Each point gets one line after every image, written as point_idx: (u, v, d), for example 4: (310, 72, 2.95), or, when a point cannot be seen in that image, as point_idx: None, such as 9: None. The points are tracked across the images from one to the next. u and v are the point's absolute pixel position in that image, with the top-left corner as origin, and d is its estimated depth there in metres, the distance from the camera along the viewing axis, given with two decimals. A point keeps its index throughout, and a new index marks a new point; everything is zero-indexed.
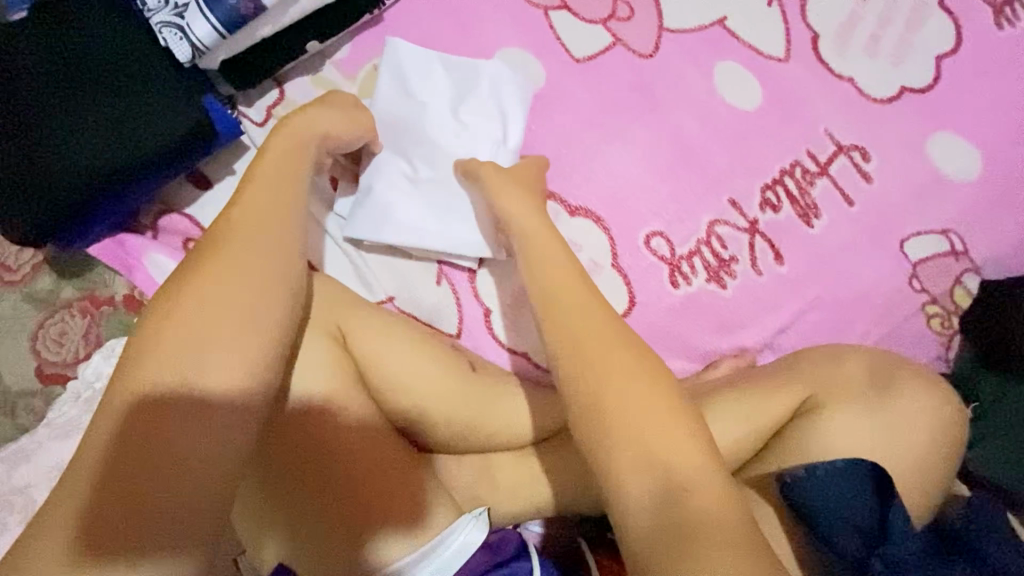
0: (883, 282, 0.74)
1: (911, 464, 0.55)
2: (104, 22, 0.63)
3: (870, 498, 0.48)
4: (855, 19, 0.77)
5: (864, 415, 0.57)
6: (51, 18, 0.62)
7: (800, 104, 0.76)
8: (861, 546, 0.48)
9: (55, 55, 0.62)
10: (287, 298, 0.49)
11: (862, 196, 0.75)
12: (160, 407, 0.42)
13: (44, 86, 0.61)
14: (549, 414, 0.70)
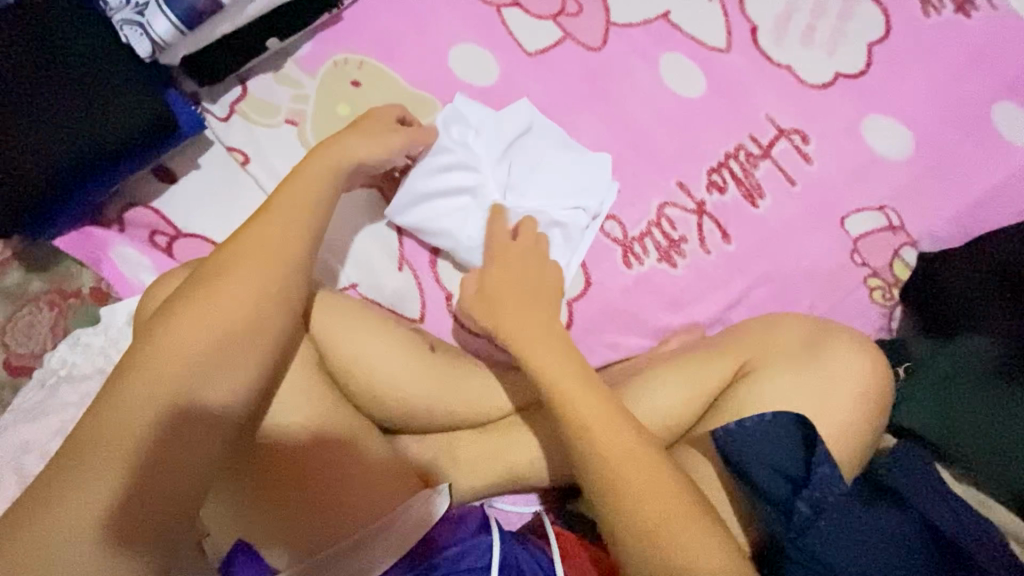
0: (824, 259, 0.77)
1: (841, 423, 0.58)
2: (67, 18, 0.65)
3: (796, 447, 0.53)
4: (791, 10, 0.81)
5: (797, 378, 0.59)
6: (15, 14, 0.64)
7: (742, 92, 0.79)
8: (787, 490, 0.52)
9: (18, 49, 0.64)
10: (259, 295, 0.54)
11: (804, 177, 0.78)
12: (143, 399, 0.47)
13: (7, 79, 0.63)
14: (506, 392, 0.72)
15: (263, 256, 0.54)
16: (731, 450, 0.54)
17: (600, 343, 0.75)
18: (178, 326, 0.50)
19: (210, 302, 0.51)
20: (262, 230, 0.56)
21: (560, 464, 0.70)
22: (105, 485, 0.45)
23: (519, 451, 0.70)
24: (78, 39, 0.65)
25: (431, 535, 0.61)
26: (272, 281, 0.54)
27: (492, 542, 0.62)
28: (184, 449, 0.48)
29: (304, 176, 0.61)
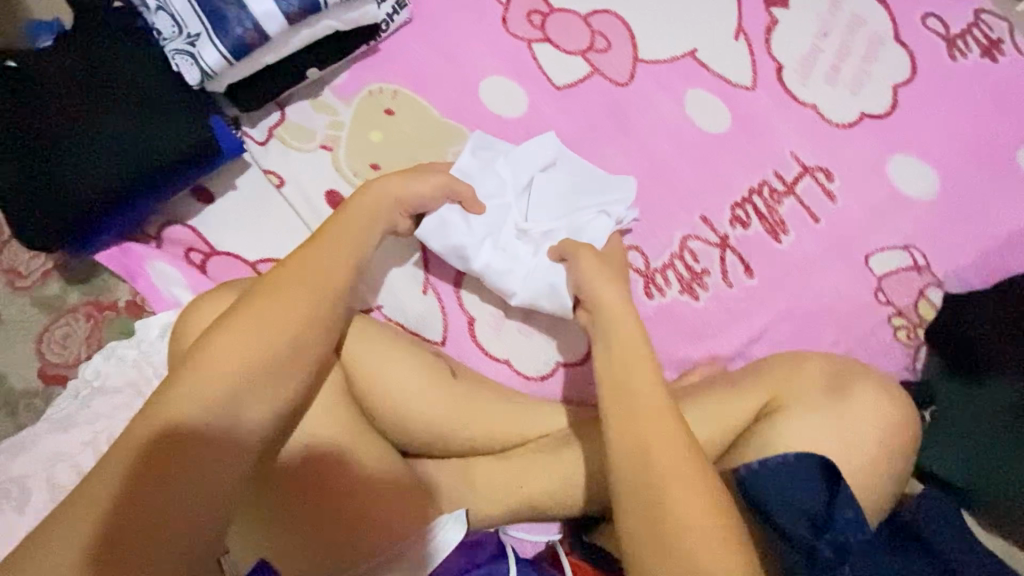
0: (848, 296, 0.77)
1: (862, 464, 0.58)
2: (122, 46, 0.68)
3: (820, 487, 0.53)
4: (816, 51, 0.82)
5: (821, 416, 0.59)
6: (77, 44, 0.68)
7: (767, 129, 0.80)
8: (809, 531, 0.52)
9: (77, 76, 0.67)
10: (298, 327, 0.55)
11: (828, 215, 0.78)
12: (188, 410, 0.49)
13: (66, 103, 0.67)
14: (525, 419, 0.73)
15: (310, 287, 0.57)
16: (752, 489, 0.54)
17: None
18: (225, 343, 0.52)
19: (248, 327, 0.53)
20: (313, 259, 0.58)
21: (577, 493, 0.70)
22: (145, 490, 0.46)
23: (536, 478, 0.70)
24: (135, 66, 0.68)
25: (448, 562, 0.61)
26: (309, 305, 0.56)
27: (508, 570, 0.62)
28: (223, 458, 0.49)
29: (350, 212, 0.63)
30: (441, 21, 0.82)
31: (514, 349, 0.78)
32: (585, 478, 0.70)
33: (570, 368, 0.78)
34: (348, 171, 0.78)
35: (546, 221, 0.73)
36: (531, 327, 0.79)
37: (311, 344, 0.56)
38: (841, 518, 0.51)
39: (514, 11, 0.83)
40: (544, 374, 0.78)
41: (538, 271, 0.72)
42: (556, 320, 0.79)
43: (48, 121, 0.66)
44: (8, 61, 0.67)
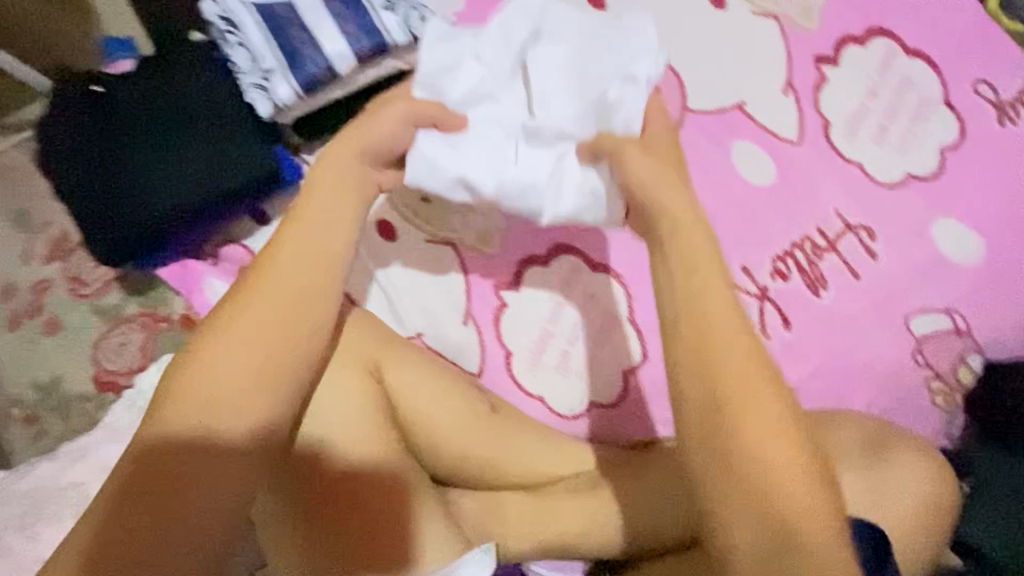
0: (885, 356, 0.77)
1: (899, 529, 0.58)
2: (201, 77, 0.72)
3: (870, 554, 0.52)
4: (863, 110, 0.83)
5: (860, 478, 0.59)
6: (159, 72, 0.72)
7: (811, 184, 0.81)
8: None
9: (157, 102, 0.71)
10: (289, 317, 0.51)
11: (869, 273, 0.79)
12: (189, 419, 0.47)
13: (145, 127, 0.70)
14: (557, 458, 0.74)
15: (299, 270, 0.53)
16: None
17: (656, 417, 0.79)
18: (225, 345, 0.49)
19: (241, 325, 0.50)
20: (299, 238, 0.53)
21: (604, 536, 0.70)
22: (158, 506, 0.46)
23: (563, 519, 0.70)
24: (211, 95, 0.72)
25: None
26: (309, 307, 0.52)
27: None
28: (231, 468, 0.48)
29: (333, 177, 0.56)
30: None
31: (548, 385, 0.80)
32: (614, 521, 0.70)
33: (602, 408, 0.80)
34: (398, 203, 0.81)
35: (551, 120, 0.64)
36: (567, 367, 0.80)
37: (303, 344, 0.51)
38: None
39: None
40: (575, 413, 0.79)
41: (553, 172, 0.63)
42: (590, 362, 0.80)
43: (125, 142, 0.70)
44: (93, 86, 0.71)
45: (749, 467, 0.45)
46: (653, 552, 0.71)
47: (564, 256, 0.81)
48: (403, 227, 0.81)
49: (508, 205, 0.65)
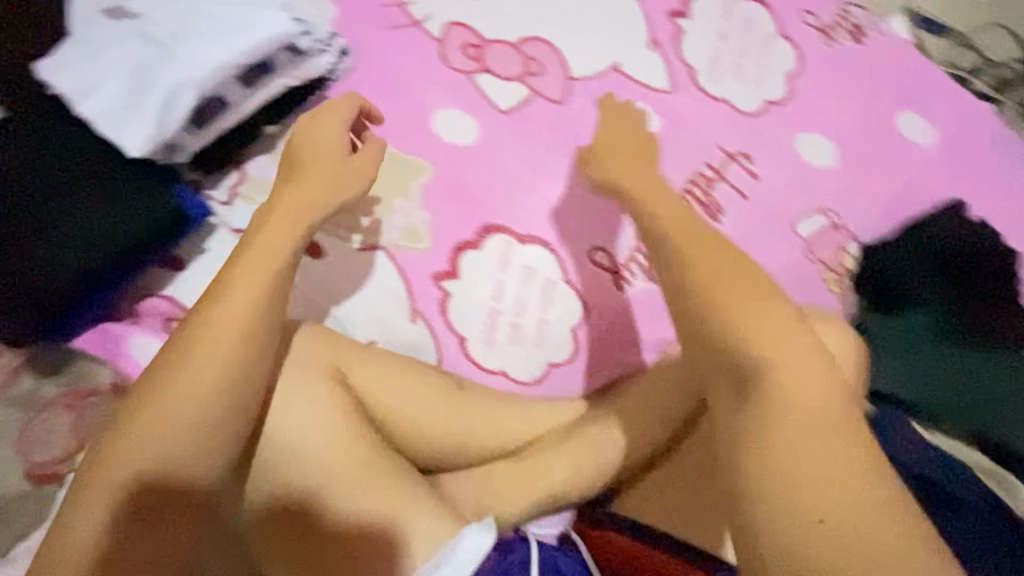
0: (785, 259, 0.87)
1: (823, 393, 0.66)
2: (81, 129, 0.68)
3: None
4: (718, 52, 0.94)
5: None
6: (28, 127, 0.67)
7: (690, 125, 0.91)
8: None
9: (33, 161, 0.66)
10: (257, 356, 0.58)
11: (755, 192, 0.90)
12: (158, 443, 0.53)
13: (24, 190, 0.66)
14: (527, 421, 0.78)
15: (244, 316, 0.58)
16: None
17: (610, 361, 0.84)
18: (143, 435, 0.53)
19: (200, 359, 0.56)
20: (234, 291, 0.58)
21: (592, 477, 0.76)
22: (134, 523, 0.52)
23: (547, 473, 0.75)
24: (99, 147, 0.68)
25: (488, 564, 0.65)
26: (234, 388, 0.56)
27: (531, 553, 0.68)
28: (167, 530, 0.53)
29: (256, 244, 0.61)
30: (382, 64, 0.87)
31: (506, 358, 0.83)
32: (600, 459, 0.76)
33: (563, 366, 0.83)
34: (329, 226, 0.82)
35: (224, 13, 0.69)
36: (519, 338, 0.83)
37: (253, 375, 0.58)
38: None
39: (449, 47, 0.89)
40: (538, 377, 0.83)
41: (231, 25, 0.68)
42: (541, 327, 0.83)
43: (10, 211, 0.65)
44: None
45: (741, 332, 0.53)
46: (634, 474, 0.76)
47: (495, 235, 0.84)
48: (329, 242, 0.80)
49: (208, 88, 0.66)
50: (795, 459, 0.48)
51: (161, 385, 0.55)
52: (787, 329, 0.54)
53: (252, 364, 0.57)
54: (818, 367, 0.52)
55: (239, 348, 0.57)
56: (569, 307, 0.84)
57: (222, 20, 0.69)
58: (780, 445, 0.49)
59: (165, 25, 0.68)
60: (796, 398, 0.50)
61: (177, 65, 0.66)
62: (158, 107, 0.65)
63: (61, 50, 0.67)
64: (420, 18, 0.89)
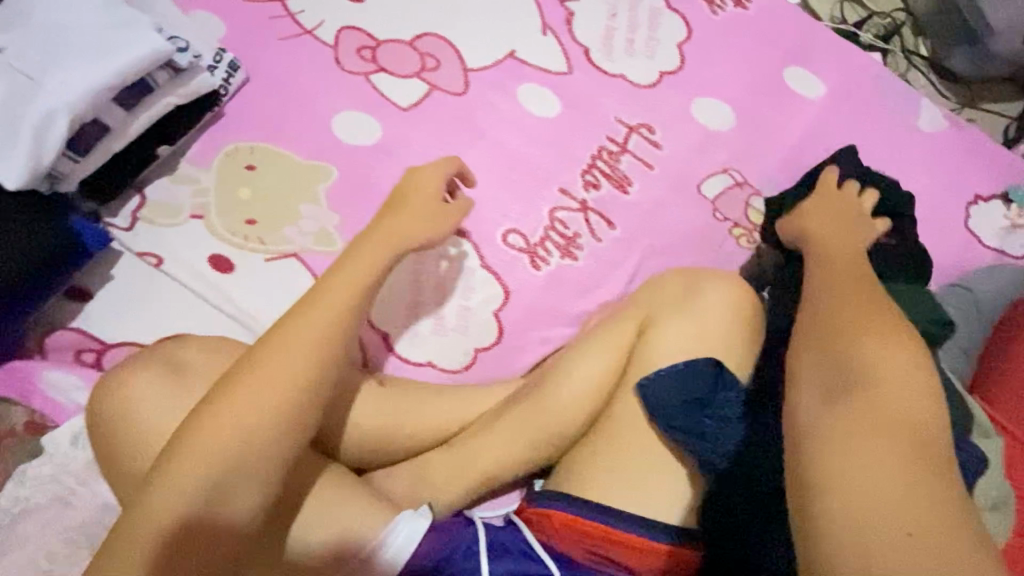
0: (694, 221, 0.90)
1: (723, 341, 0.68)
2: None
3: (696, 386, 0.65)
4: (610, 30, 0.97)
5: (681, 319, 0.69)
6: None
7: (590, 103, 0.93)
8: (695, 417, 0.65)
9: None
10: (301, 384, 0.57)
11: (659, 161, 0.92)
12: (217, 456, 0.53)
13: None
14: (454, 410, 0.77)
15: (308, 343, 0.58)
16: (650, 391, 0.66)
17: (534, 340, 0.84)
18: (173, 484, 0.52)
19: (260, 378, 0.56)
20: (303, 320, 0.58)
21: (525, 453, 0.73)
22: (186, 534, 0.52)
23: (477, 458, 0.73)
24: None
25: (425, 547, 0.66)
26: (291, 414, 0.56)
27: (478, 531, 0.69)
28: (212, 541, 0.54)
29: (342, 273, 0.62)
30: (277, 74, 0.87)
31: (431, 349, 0.82)
32: (530, 439, 0.72)
33: (489, 350, 0.83)
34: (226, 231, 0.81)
35: (92, 29, 0.68)
36: (443, 327, 0.83)
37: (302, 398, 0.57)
38: (708, 431, 0.64)
39: (344, 51, 0.89)
40: (466, 363, 0.83)
41: (95, 49, 0.67)
42: (462, 314, 0.84)
43: None
44: None
45: (849, 326, 0.49)
46: (578, 447, 0.72)
47: None
48: (238, 255, 0.80)
49: (84, 110, 0.66)
50: (885, 467, 0.41)
51: (201, 419, 0.54)
52: (895, 342, 0.48)
53: (308, 404, 0.57)
54: (918, 382, 0.46)
55: (287, 370, 0.56)
56: (489, 292, 0.85)
57: (85, 42, 0.67)
58: (866, 451, 0.42)
59: (24, 49, 0.66)
60: (894, 410, 0.44)
61: (41, 93, 0.64)
62: (25, 138, 0.63)
63: None
64: (311, 25, 0.90)
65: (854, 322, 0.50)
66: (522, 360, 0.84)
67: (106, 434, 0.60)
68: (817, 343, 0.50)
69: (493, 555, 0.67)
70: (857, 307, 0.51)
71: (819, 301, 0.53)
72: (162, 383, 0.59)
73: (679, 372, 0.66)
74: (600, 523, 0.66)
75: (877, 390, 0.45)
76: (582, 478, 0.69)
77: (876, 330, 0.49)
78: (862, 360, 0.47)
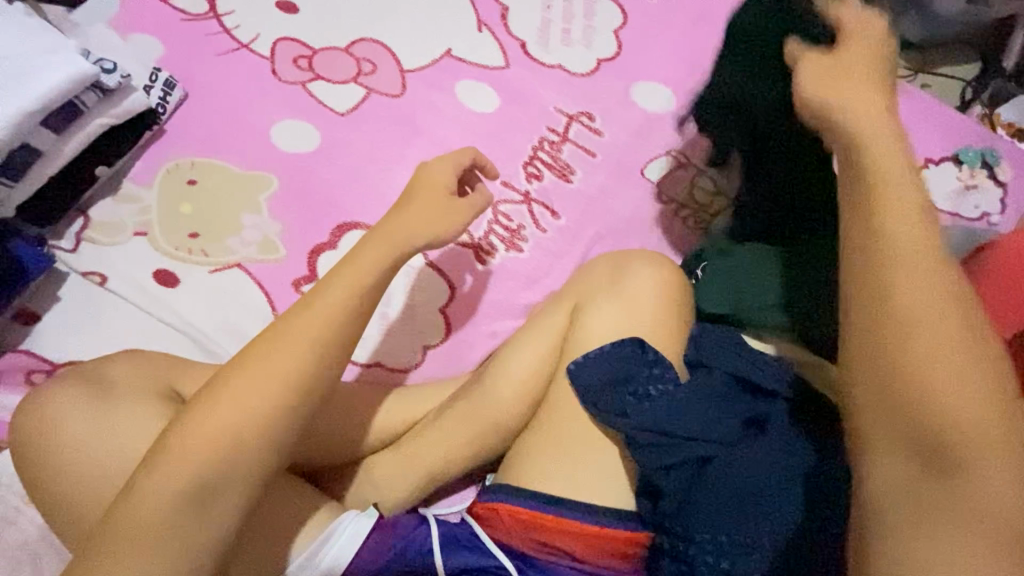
0: (639, 205, 0.90)
1: (656, 320, 0.67)
2: None
3: (618, 367, 0.65)
4: (545, 23, 0.97)
5: (612, 301, 0.69)
6: None
7: (528, 95, 0.93)
8: (622, 400, 0.64)
9: None
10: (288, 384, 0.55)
11: (601, 147, 0.92)
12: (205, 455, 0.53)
13: None
14: (402, 408, 0.76)
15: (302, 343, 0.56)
16: (580, 376, 0.66)
17: (482, 334, 0.84)
18: (167, 477, 0.52)
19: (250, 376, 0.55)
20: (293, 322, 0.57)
21: (470, 448, 0.72)
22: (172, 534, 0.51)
23: (424, 454, 0.73)
24: None
25: (372, 543, 0.66)
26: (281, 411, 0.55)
27: (431, 530, 0.67)
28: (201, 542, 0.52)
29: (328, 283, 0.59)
30: (215, 89, 0.89)
31: (379, 349, 0.82)
32: (474, 432, 0.72)
33: (437, 347, 0.83)
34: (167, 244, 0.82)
35: (16, 57, 0.70)
36: (390, 327, 0.83)
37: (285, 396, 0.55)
38: (630, 408, 0.63)
39: (281, 61, 0.91)
40: (415, 361, 0.82)
41: (19, 76, 0.69)
42: (409, 313, 0.84)
43: None
44: None
45: (917, 363, 0.42)
46: (522, 437, 0.71)
47: (350, 233, 0.85)
48: (182, 268, 0.81)
49: (9, 136, 0.68)
50: (962, 546, 0.39)
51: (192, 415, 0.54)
52: (983, 384, 0.41)
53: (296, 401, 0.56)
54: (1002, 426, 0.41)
55: (277, 372, 0.55)
56: (434, 289, 0.85)
57: (8, 69, 0.69)
58: (944, 528, 0.40)
59: None
60: (978, 481, 0.40)
61: None
62: None
63: None
64: (247, 39, 0.91)
65: (932, 359, 0.42)
66: (471, 354, 0.83)
67: (40, 452, 0.61)
68: (893, 391, 0.43)
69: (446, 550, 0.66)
70: (932, 327, 0.42)
71: (884, 308, 0.44)
72: (102, 398, 0.61)
73: (606, 356, 0.65)
74: (546, 514, 0.64)
75: (971, 459, 0.40)
76: (526, 471, 0.67)
77: (958, 370, 0.41)
78: (941, 418, 0.41)
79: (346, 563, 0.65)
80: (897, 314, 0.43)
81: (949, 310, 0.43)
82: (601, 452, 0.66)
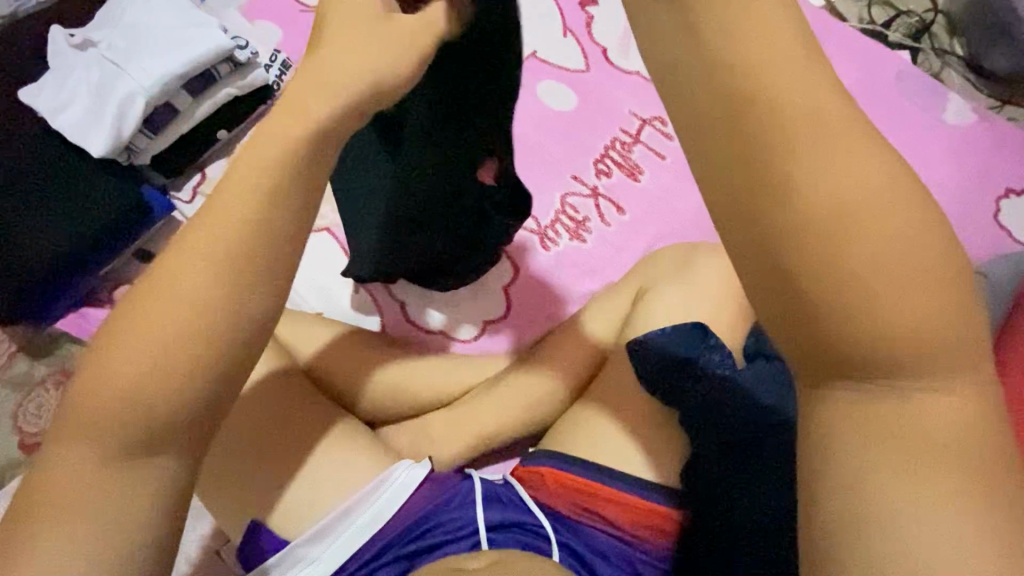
0: (704, 208, 0.93)
1: (710, 309, 0.72)
2: (67, 148, 0.84)
3: (672, 348, 0.68)
4: (629, 32, 1.02)
5: (671, 290, 0.74)
6: (24, 155, 0.83)
7: (606, 99, 0.98)
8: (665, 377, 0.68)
9: (31, 177, 0.82)
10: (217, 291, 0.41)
11: (670, 151, 0.96)
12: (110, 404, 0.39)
13: (22, 198, 0.82)
14: (459, 372, 0.81)
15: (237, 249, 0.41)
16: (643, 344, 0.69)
17: (542, 315, 0.88)
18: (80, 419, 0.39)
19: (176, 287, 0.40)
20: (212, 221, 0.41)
21: (521, 415, 0.77)
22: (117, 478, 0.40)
23: (479, 415, 0.77)
24: (79, 161, 0.84)
25: (421, 492, 0.69)
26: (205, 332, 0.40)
27: (474, 485, 0.70)
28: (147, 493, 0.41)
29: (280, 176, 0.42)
30: None
31: (445, 319, 0.88)
32: (526, 398, 0.77)
33: (497, 323, 0.88)
34: None
35: (166, 28, 0.85)
36: (458, 301, 0.88)
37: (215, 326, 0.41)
38: (670, 386, 0.68)
39: None
40: (475, 333, 0.87)
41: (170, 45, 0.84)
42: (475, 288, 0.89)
43: (12, 215, 0.81)
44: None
45: None
46: (573, 409, 0.75)
47: None
48: None
49: (156, 95, 0.82)
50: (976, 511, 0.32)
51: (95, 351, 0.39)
52: None
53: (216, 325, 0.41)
54: None
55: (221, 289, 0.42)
56: (500, 270, 0.90)
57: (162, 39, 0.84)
58: (926, 484, 0.32)
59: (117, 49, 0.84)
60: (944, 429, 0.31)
61: (125, 79, 0.82)
62: (110, 115, 0.81)
63: (44, 78, 0.85)
64: None
65: (913, 269, 0.30)
66: (528, 333, 0.88)
67: None
68: None
69: (488, 505, 0.68)
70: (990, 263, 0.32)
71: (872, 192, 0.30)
72: None
73: (665, 335, 0.69)
74: (589, 479, 0.67)
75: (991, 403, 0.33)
76: (573, 441, 0.71)
77: (946, 290, 0.30)
78: (924, 350, 0.31)
79: (396, 508, 0.67)
80: (846, 256, 0.30)
81: (920, 203, 0.30)
82: (646, 426, 0.70)
